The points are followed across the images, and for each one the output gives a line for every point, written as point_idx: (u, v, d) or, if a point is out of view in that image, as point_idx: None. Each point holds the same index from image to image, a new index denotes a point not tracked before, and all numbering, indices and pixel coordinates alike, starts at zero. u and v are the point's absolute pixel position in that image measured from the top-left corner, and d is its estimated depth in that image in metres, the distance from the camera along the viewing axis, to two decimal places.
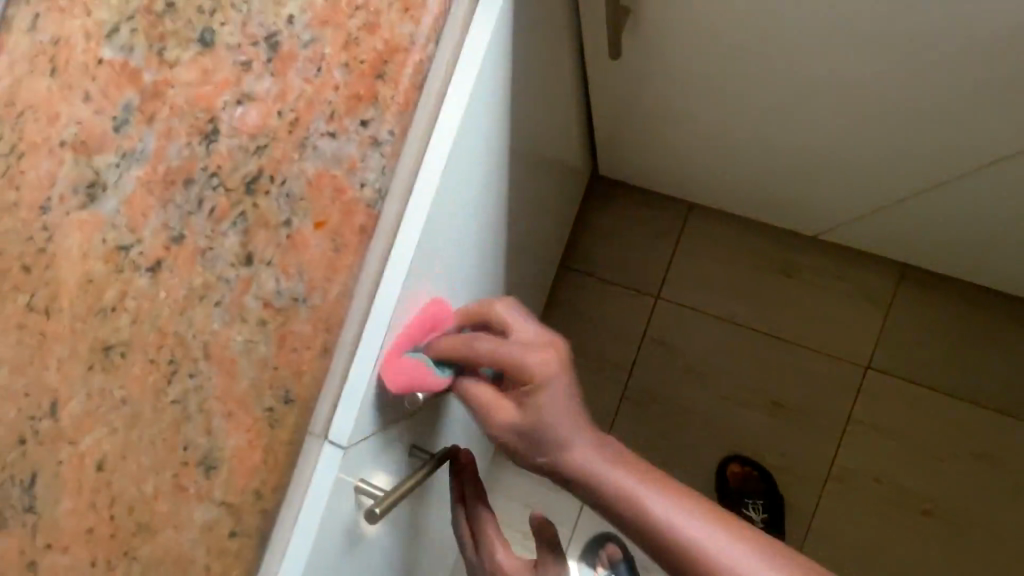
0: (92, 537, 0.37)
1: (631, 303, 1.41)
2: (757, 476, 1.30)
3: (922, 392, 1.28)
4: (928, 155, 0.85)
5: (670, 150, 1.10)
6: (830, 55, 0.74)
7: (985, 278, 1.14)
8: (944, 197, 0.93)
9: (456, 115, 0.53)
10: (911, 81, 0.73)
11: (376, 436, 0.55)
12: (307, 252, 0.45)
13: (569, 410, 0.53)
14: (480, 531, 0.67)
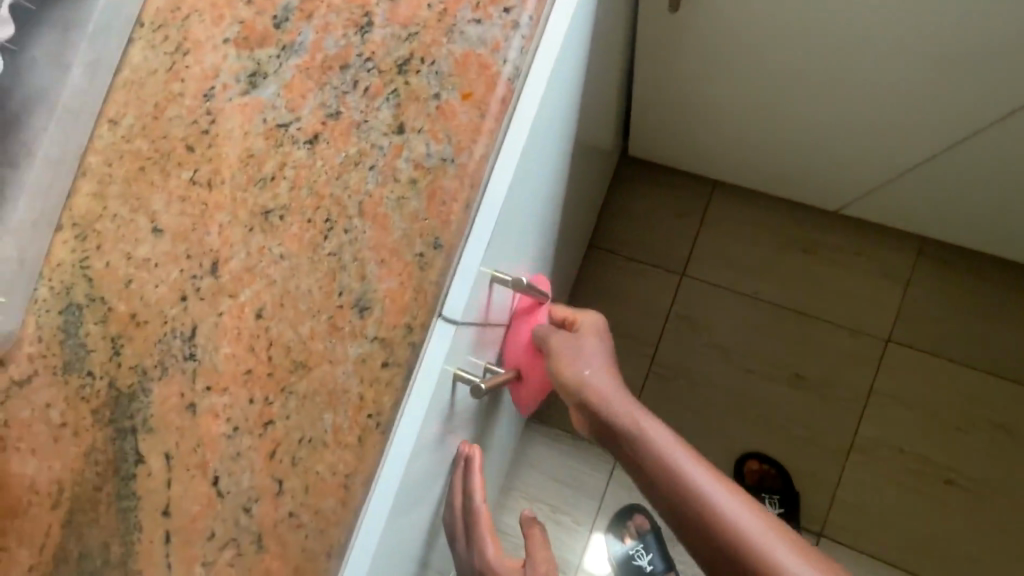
0: (250, 377, 0.41)
1: (657, 278, 1.46)
2: (775, 474, 1.34)
3: (940, 363, 1.34)
4: (954, 108, 0.94)
5: (707, 122, 1.21)
6: (871, 7, 0.83)
7: (1001, 243, 1.21)
8: (966, 153, 1.02)
9: (578, 22, 0.56)
10: (930, 39, 0.84)
11: (469, 331, 0.53)
12: (454, 119, 0.40)
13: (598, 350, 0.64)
14: (472, 527, 0.61)
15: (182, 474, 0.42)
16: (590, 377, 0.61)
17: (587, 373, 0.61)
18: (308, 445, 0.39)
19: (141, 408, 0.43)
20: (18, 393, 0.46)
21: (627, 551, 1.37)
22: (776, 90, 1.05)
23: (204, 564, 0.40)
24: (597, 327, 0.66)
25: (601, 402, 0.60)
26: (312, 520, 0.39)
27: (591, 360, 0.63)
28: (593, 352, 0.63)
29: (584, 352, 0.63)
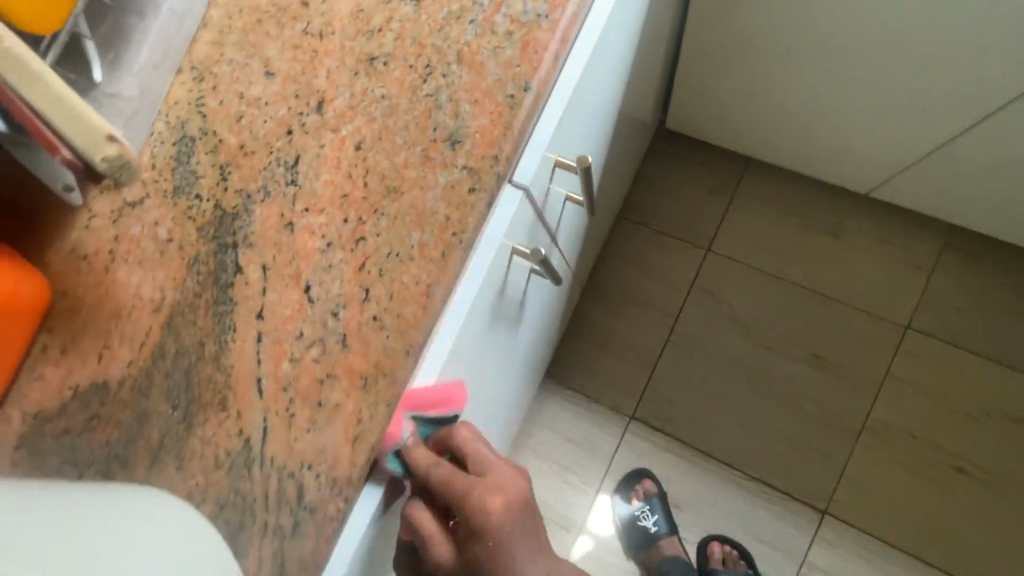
0: (346, 200, 0.46)
1: (682, 250, 1.51)
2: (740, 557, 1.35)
3: (959, 352, 1.36)
4: (973, 87, 0.98)
5: (740, 98, 1.26)
6: None
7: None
8: (985, 136, 1.05)
9: None
10: (953, 20, 0.89)
11: (530, 209, 0.57)
12: None
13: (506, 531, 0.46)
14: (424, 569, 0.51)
15: (276, 284, 0.46)
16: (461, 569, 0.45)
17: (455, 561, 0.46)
18: (395, 259, 0.44)
19: (243, 226, 0.48)
20: (131, 212, 0.51)
21: (634, 513, 1.39)
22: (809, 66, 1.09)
23: (291, 361, 0.45)
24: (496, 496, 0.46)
25: None
26: (394, 323, 0.43)
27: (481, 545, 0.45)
28: (497, 535, 0.45)
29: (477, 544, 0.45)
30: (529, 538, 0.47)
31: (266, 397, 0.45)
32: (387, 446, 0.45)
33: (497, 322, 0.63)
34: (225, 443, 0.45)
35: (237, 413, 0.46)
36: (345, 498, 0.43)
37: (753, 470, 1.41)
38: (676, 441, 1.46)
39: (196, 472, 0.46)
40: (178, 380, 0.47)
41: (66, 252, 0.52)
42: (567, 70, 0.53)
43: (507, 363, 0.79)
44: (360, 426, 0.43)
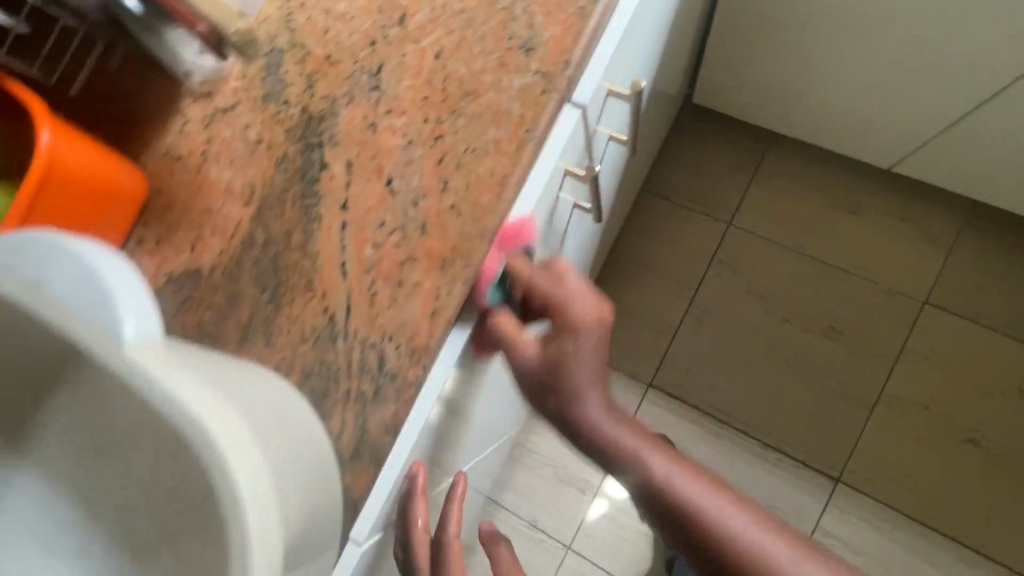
0: (427, 102, 0.50)
1: (704, 224, 1.55)
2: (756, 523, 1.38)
3: (976, 327, 1.39)
4: (1005, 49, 1.03)
5: (769, 68, 1.30)
6: None
7: None
8: (1013, 99, 1.10)
9: None
10: None
11: (583, 134, 0.62)
12: None
13: (587, 359, 0.53)
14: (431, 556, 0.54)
15: (360, 178, 0.51)
16: (546, 382, 0.53)
17: (538, 376, 0.54)
18: (472, 153, 0.49)
19: (328, 128, 0.53)
20: (222, 118, 0.56)
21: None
22: (840, 33, 1.14)
23: (374, 246, 0.50)
24: (581, 326, 0.52)
25: (563, 408, 0.54)
26: (470, 210, 0.48)
27: (565, 368, 0.53)
28: (578, 361, 0.52)
29: (562, 362, 0.52)
30: (602, 358, 0.54)
31: (349, 278, 0.50)
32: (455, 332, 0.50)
33: (545, 245, 0.68)
34: (312, 320, 0.50)
35: (322, 293, 0.50)
36: (422, 366, 0.48)
37: (769, 438, 1.45)
38: (691, 409, 1.49)
39: (283, 345, 0.50)
40: (265, 266, 0.52)
41: (161, 154, 0.56)
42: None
43: None
44: (438, 300, 0.48)
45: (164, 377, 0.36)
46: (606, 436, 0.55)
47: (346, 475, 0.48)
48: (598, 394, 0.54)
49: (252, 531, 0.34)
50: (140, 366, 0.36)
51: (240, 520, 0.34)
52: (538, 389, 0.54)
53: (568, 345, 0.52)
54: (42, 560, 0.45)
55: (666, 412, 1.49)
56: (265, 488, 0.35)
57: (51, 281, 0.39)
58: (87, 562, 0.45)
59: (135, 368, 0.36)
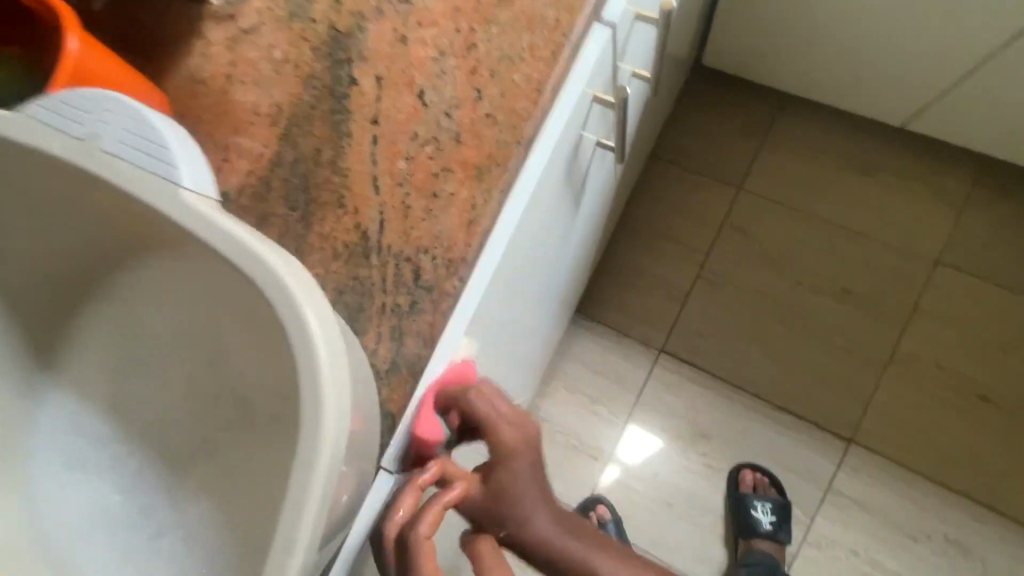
0: (458, 13, 0.49)
1: (714, 189, 1.54)
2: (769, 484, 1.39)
3: (988, 286, 1.39)
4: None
5: (778, 27, 1.28)
6: None
7: None
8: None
9: None
10: None
11: (613, 60, 0.62)
12: None
13: (529, 483, 0.55)
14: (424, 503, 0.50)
15: (391, 91, 0.50)
16: (483, 513, 0.54)
17: (478, 502, 0.54)
18: (507, 62, 0.48)
19: (357, 43, 0.51)
20: (246, 39, 0.55)
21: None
22: None
23: (406, 158, 0.49)
24: (524, 456, 0.55)
25: (503, 521, 0.54)
26: (506, 118, 0.47)
27: (505, 503, 0.54)
28: (516, 501, 0.54)
29: (501, 502, 0.54)
30: (538, 478, 0.56)
31: (382, 193, 0.49)
32: (489, 246, 0.49)
33: (569, 180, 0.67)
34: (344, 236, 0.49)
35: (354, 209, 0.49)
36: (459, 278, 0.47)
37: (780, 401, 1.45)
38: (704, 373, 1.49)
39: (315, 264, 0.49)
40: (295, 185, 0.51)
41: (183, 78, 0.55)
42: None
43: (566, 243, 0.83)
44: (475, 210, 0.47)
45: (231, 227, 0.36)
46: (532, 530, 0.55)
47: (384, 390, 0.47)
48: (540, 488, 0.56)
49: (328, 380, 0.34)
50: (205, 215, 0.36)
51: (316, 371, 0.34)
52: (474, 510, 0.55)
53: (511, 473, 0.55)
54: (82, 475, 0.44)
55: (679, 377, 1.49)
56: (340, 343, 0.35)
57: (99, 132, 0.40)
58: (122, 478, 0.44)
59: (201, 217, 0.36)
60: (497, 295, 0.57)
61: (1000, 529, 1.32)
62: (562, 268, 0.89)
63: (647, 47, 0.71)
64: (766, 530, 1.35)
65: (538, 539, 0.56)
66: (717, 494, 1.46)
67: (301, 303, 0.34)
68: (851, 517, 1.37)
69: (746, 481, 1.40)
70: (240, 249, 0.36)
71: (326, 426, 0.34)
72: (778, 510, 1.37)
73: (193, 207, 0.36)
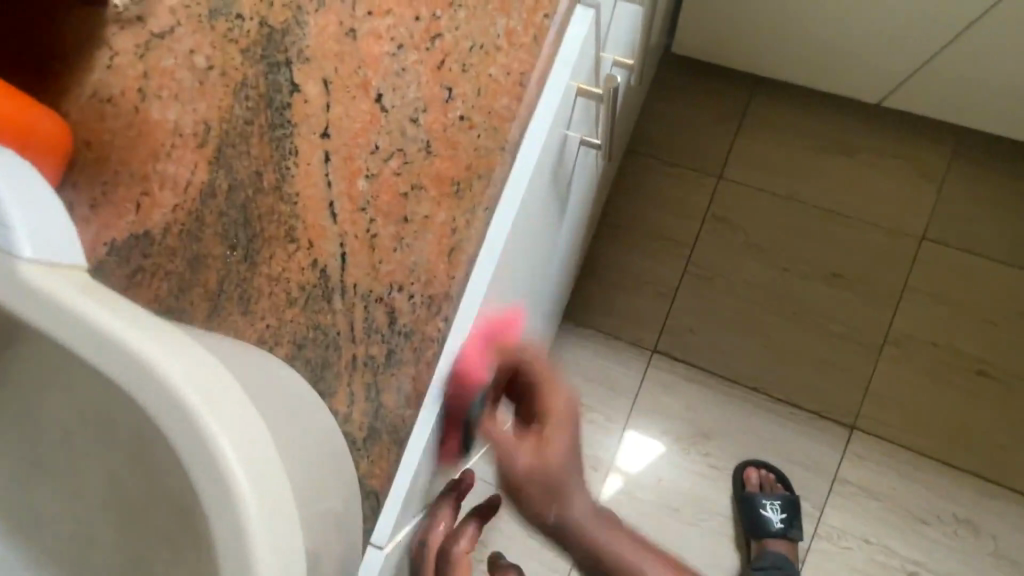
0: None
1: (694, 179, 1.49)
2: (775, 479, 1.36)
3: (974, 258, 1.38)
4: None
5: (748, 9, 1.24)
6: None
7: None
8: (1000, 20, 1.06)
9: None
10: None
11: (597, 45, 0.54)
12: None
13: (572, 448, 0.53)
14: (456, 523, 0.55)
15: (341, 97, 0.41)
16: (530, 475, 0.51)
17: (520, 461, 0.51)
18: (480, 52, 0.40)
19: (296, 41, 0.42)
20: (159, 45, 0.45)
21: None
22: None
23: (367, 177, 0.40)
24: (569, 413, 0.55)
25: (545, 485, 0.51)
26: (485, 120, 0.39)
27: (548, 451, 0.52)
28: (564, 457, 0.52)
29: (554, 460, 0.51)
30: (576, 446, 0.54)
31: (341, 220, 0.40)
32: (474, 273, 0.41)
33: (555, 184, 0.60)
34: (298, 276, 0.40)
35: (308, 244, 0.40)
36: (443, 319, 0.39)
37: (779, 392, 1.41)
38: (699, 371, 1.44)
39: (265, 312, 0.40)
40: (234, 219, 0.42)
41: (85, 97, 0.45)
42: None
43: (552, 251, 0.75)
44: (457, 235, 0.38)
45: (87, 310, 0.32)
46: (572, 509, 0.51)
47: (362, 463, 0.38)
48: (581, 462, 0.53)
49: (228, 445, 0.30)
50: (50, 290, 0.33)
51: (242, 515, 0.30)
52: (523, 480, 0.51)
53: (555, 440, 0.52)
54: None
55: (674, 377, 1.44)
56: (273, 475, 0.31)
57: None
58: None
59: (57, 303, 0.33)
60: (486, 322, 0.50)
61: (1007, 503, 1.30)
62: (549, 277, 0.82)
63: (627, 32, 0.64)
64: (777, 529, 1.32)
65: (578, 514, 0.51)
66: (723, 495, 1.41)
67: (215, 437, 0.30)
68: (860, 505, 1.34)
69: (752, 478, 1.36)
70: (91, 327, 0.32)
71: (245, 496, 0.30)
72: (787, 506, 1.33)
73: (43, 296, 0.33)
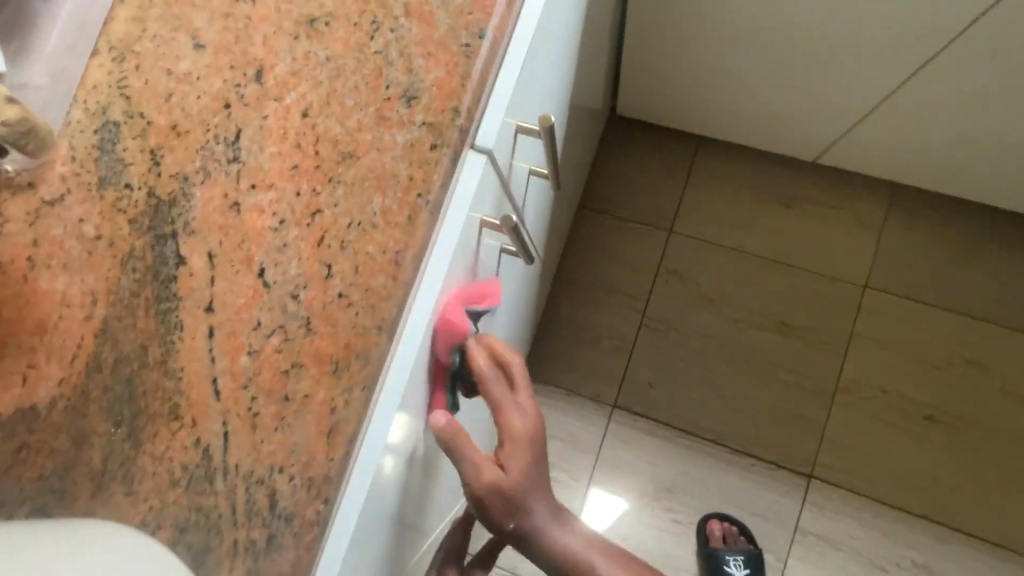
0: (297, 172, 0.42)
1: (645, 233, 1.52)
2: (739, 532, 1.35)
3: (915, 304, 1.43)
4: (899, 47, 1.04)
5: (682, 77, 1.29)
6: None
7: (955, 187, 1.33)
8: (915, 92, 1.12)
9: None
10: None
11: (498, 176, 0.56)
12: None
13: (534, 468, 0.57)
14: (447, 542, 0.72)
15: (225, 271, 0.42)
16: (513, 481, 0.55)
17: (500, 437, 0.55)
18: (357, 229, 0.41)
19: (182, 213, 0.43)
20: (49, 212, 0.42)
21: None
22: (745, 40, 1.14)
23: (249, 353, 0.40)
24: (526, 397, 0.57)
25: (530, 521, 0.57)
26: (362, 297, 0.41)
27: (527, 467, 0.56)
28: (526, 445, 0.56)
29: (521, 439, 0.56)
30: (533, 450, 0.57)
31: (224, 398, 0.40)
32: (376, 424, 0.44)
33: None
34: (181, 456, 0.40)
35: (191, 421, 0.40)
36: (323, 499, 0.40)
37: (736, 443, 1.42)
38: (658, 425, 1.45)
39: (148, 494, 0.39)
40: (119, 396, 0.40)
41: None
42: (518, 32, 0.52)
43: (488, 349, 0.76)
44: (335, 414, 0.40)
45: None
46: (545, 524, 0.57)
47: None
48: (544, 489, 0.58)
49: None
50: None
51: None
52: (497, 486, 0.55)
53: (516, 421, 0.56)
54: None
55: (634, 431, 1.44)
56: None
57: None
58: None
59: None
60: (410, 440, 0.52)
61: (962, 546, 1.32)
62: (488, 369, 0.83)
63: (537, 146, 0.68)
64: None
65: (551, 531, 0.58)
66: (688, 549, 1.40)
67: None
68: (820, 554, 1.35)
69: (715, 531, 1.36)
70: None
71: None
72: (750, 561, 1.33)
73: None
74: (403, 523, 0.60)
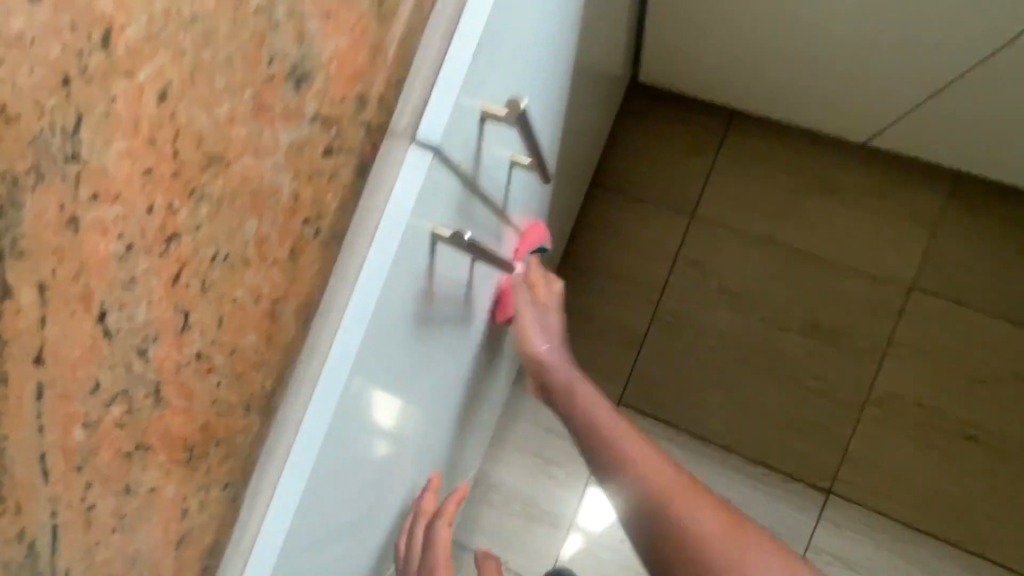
0: (153, 179, 0.32)
1: (663, 217, 1.37)
2: None
3: (967, 311, 1.26)
4: (985, 15, 0.86)
5: (715, 45, 1.11)
6: None
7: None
8: (998, 70, 0.93)
9: None
10: None
11: (455, 176, 0.47)
12: None
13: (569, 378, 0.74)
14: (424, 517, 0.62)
15: (59, 313, 0.29)
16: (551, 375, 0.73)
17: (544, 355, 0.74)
18: (224, 264, 0.35)
19: (8, 228, 0.28)
20: None
21: None
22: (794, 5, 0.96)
23: (87, 426, 0.31)
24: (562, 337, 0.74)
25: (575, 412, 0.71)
26: (226, 360, 0.36)
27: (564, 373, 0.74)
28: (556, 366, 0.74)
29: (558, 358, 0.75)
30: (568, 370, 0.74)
31: (54, 481, 0.30)
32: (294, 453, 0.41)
33: (442, 308, 0.54)
34: None
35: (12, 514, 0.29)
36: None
37: (750, 451, 1.31)
38: (665, 426, 1.34)
39: None
40: None
41: None
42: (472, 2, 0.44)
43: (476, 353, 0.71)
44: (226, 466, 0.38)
45: None
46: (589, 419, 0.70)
47: None
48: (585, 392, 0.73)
49: None
50: None
51: None
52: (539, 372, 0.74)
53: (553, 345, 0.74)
54: None
55: (638, 432, 1.34)
56: None
57: None
58: None
59: None
60: (392, 420, 0.51)
61: None
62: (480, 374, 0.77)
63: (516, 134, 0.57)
64: None
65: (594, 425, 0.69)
66: None
67: None
68: None
69: None
70: None
71: None
72: None
73: None
74: (393, 498, 0.59)
